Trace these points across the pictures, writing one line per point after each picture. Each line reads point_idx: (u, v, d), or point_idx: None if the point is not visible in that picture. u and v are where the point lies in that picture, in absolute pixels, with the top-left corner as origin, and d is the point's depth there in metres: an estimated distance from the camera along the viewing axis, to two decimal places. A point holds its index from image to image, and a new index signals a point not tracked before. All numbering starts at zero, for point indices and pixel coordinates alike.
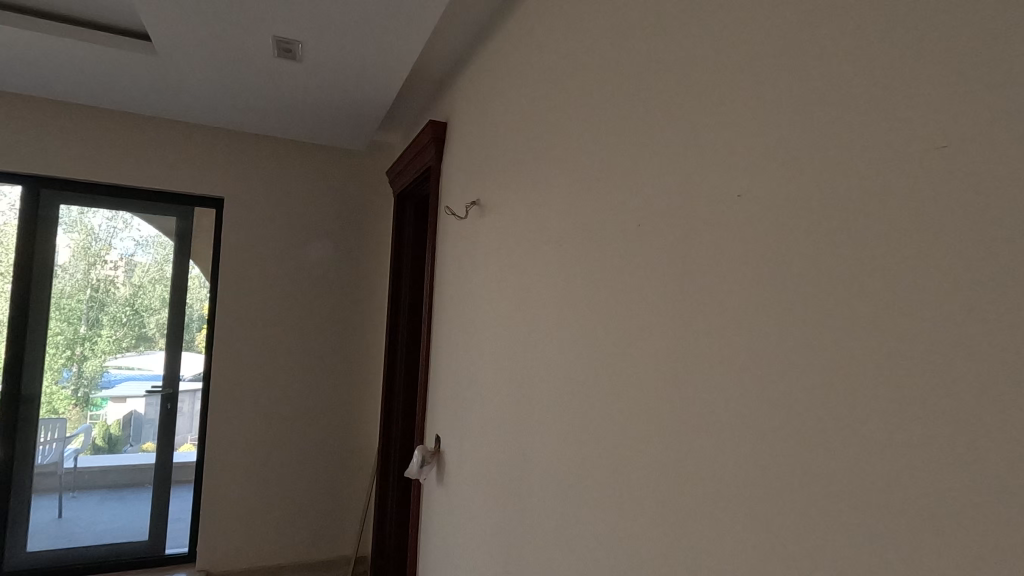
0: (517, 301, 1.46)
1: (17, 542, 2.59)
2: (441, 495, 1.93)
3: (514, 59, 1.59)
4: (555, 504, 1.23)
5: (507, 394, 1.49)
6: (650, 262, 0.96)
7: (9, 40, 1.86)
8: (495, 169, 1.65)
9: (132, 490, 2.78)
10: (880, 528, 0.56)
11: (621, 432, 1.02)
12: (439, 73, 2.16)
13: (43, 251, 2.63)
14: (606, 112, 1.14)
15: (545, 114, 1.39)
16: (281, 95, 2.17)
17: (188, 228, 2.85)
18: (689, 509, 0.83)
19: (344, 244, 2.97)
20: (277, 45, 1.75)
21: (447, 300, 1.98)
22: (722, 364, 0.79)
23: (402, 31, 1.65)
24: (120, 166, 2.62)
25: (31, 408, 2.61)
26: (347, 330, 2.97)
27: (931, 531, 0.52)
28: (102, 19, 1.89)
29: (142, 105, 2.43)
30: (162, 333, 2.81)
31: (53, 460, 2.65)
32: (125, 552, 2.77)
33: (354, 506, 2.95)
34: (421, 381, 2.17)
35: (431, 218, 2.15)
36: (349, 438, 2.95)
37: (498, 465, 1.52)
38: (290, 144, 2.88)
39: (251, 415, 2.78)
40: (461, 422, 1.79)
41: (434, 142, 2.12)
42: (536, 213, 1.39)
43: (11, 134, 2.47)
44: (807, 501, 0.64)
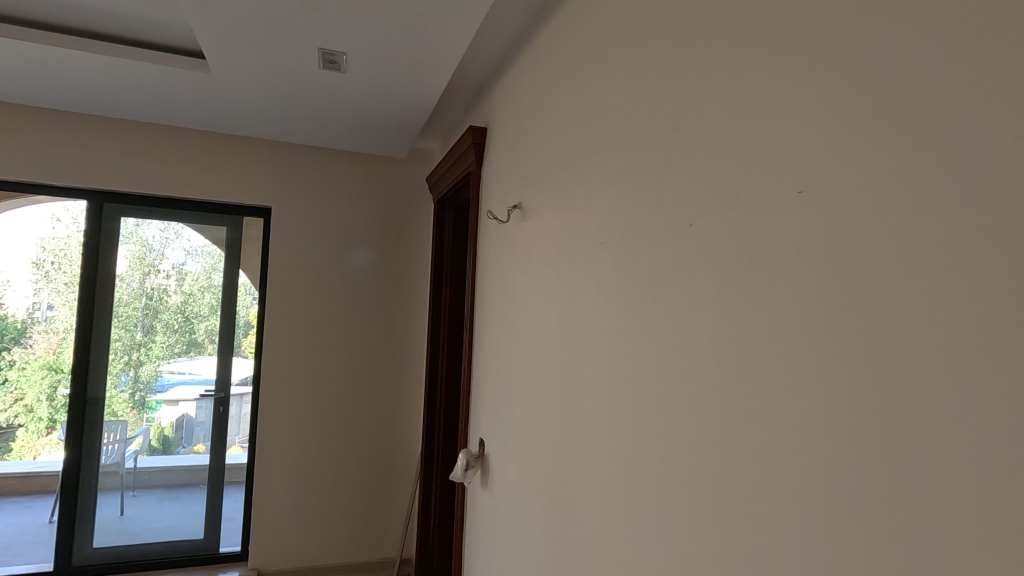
0: (561, 305, 1.46)
1: (84, 539, 2.72)
2: (486, 500, 1.93)
3: (553, 63, 1.59)
4: (602, 511, 1.21)
5: (552, 397, 1.48)
6: (699, 263, 0.93)
7: (74, 62, 1.96)
8: (536, 173, 1.65)
9: (187, 490, 2.89)
10: (944, 533, 0.53)
11: (668, 435, 0.99)
12: (478, 79, 2.18)
13: (103, 261, 2.78)
14: (649, 112, 1.12)
15: (586, 117, 1.39)
16: (323, 105, 2.22)
17: (236, 237, 2.96)
18: (740, 513, 0.81)
19: (385, 250, 3.02)
20: (322, 57, 1.80)
21: (490, 304, 1.99)
22: (774, 368, 0.76)
23: (441, 40, 1.67)
24: (173, 179, 2.74)
25: (95, 411, 2.75)
26: (389, 335, 3.02)
27: (1001, 538, 0.49)
28: (159, 39, 1.98)
29: (193, 119, 2.53)
30: (211, 339, 2.92)
31: (116, 459, 2.78)
32: (181, 550, 2.87)
33: (398, 509, 2.99)
34: (464, 385, 2.18)
35: (471, 223, 2.16)
36: (393, 442, 3.00)
37: (545, 469, 1.51)
38: (332, 154, 2.95)
39: (298, 417, 2.85)
40: (506, 425, 1.79)
41: (474, 147, 2.13)
42: (579, 215, 1.38)
43: (75, 151, 2.61)
44: (864, 506, 0.62)
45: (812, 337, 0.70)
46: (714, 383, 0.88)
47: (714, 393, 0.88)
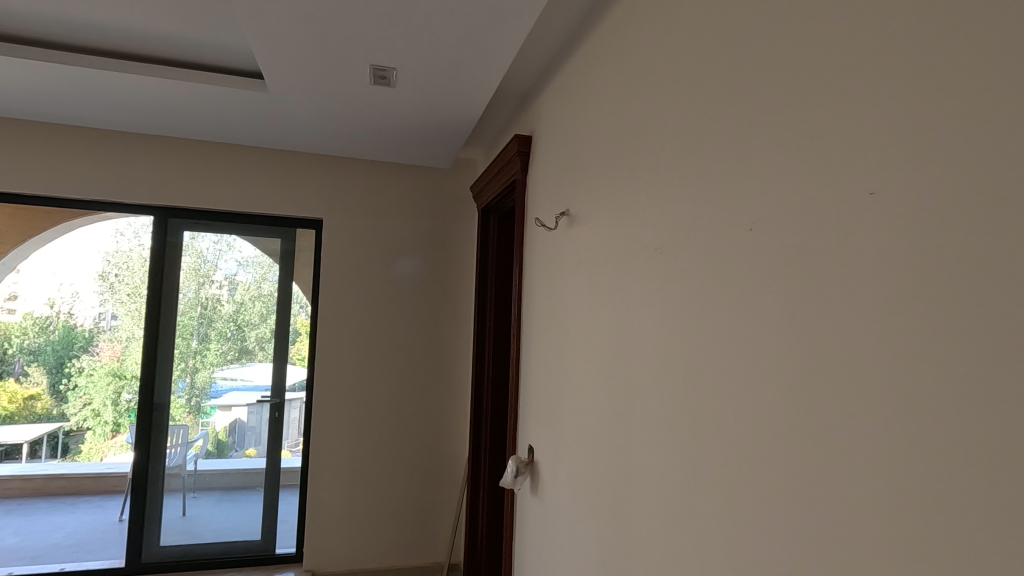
0: (612, 312, 1.45)
1: (151, 537, 2.86)
2: (536, 505, 1.93)
3: (602, 69, 1.59)
4: (659, 522, 1.19)
5: (605, 405, 1.48)
6: (759, 270, 0.91)
7: (142, 86, 2.08)
8: (585, 180, 1.65)
9: (244, 493, 3.00)
10: None
11: (728, 445, 0.97)
12: (523, 88, 2.20)
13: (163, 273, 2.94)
14: (702, 116, 1.10)
15: (636, 123, 1.38)
16: (371, 120, 2.29)
17: (290, 249, 3.07)
18: (805, 525, 0.79)
19: (431, 259, 3.08)
20: (373, 73, 1.86)
21: (537, 311, 1.99)
22: (843, 376, 0.73)
23: (487, 52, 1.70)
24: (228, 194, 2.86)
25: (162, 415, 2.90)
26: (436, 342, 3.06)
27: None
28: (219, 62, 2.08)
29: (247, 136, 2.64)
30: (262, 346, 3.03)
31: (178, 462, 2.92)
32: (240, 550, 2.98)
33: (447, 514, 3.02)
34: (511, 390, 2.20)
35: (517, 231, 2.19)
36: (440, 448, 3.03)
37: (596, 477, 1.51)
38: (379, 166, 3.03)
39: (349, 423, 2.93)
40: (555, 432, 1.79)
41: (519, 155, 2.15)
42: (631, 222, 1.37)
43: (139, 170, 2.76)
44: (949, 520, 0.59)
45: (887, 344, 0.67)
46: (778, 393, 0.85)
47: (778, 403, 0.85)
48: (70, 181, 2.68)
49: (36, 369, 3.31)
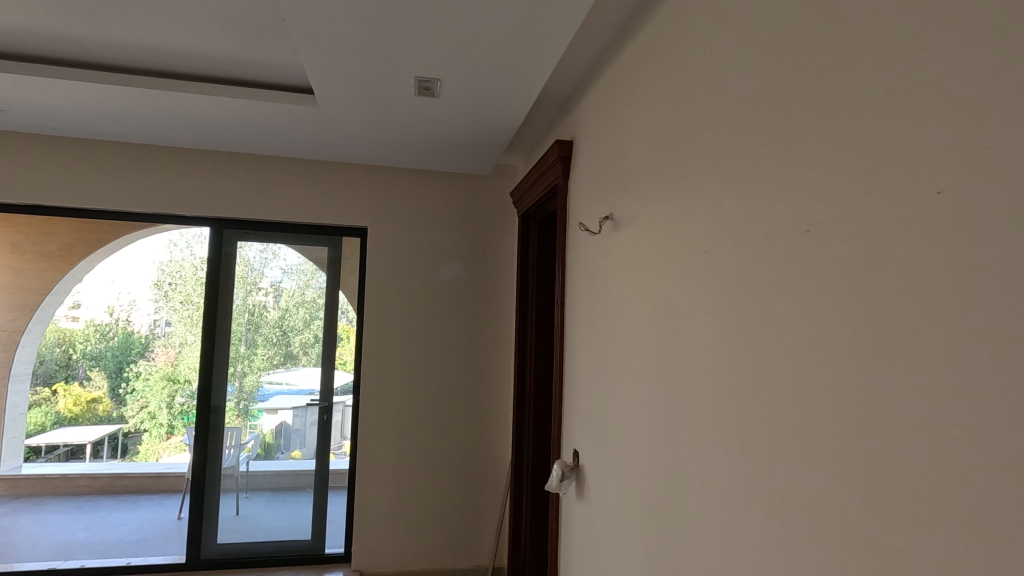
0: (659, 316, 1.44)
1: (210, 535, 2.99)
2: (581, 511, 1.93)
3: (645, 72, 1.59)
4: (713, 528, 1.16)
5: (653, 410, 1.46)
6: (815, 272, 0.89)
7: (199, 104, 2.19)
8: (629, 184, 1.65)
9: (293, 494, 3.09)
10: None
11: (787, 451, 0.94)
12: (564, 92, 2.21)
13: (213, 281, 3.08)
14: (753, 115, 1.08)
15: (683, 124, 1.36)
16: (412, 130, 2.35)
17: (337, 256, 3.17)
18: (872, 535, 0.76)
19: (473, 264, 3.12)
20: (418, 84, 1.90)
21: (580, 316, 2.01)
22: (911, 381, 0.70)
23: (527, 60, 1.72)
24: (277, 205, 2.97)
25: (218, 418, 3.03)
26: (478, 346, 3.10)
27: None
28: (269, 78, 2.17)
29: (294, 148, 2.74)
30: (306, 351, 3.13)
31: (232, 463, 3.03)
32: (292, 549, 3.07)
33: (491, 518, 3.04)
34: (555, 395, 2.21)
35: (559, 236, 2.20)
36: (484, 452, 3.06)
37: (644, 482, 1.50)
38: (421, 174, 3.10)
39: (394, 426, 2.99)
40: (601, 437, 1.79)
41: (560, 161, 2.17)
42: (678, 225, 1.36)
43: (194, 184, 2.90)
44: None
45: (960, 349, 0.64)
46: (841, 400, 0.83)
47: (841, 410, 0.82)
48: (131, 196, 2.84)
49: (97, 373, 4.42)
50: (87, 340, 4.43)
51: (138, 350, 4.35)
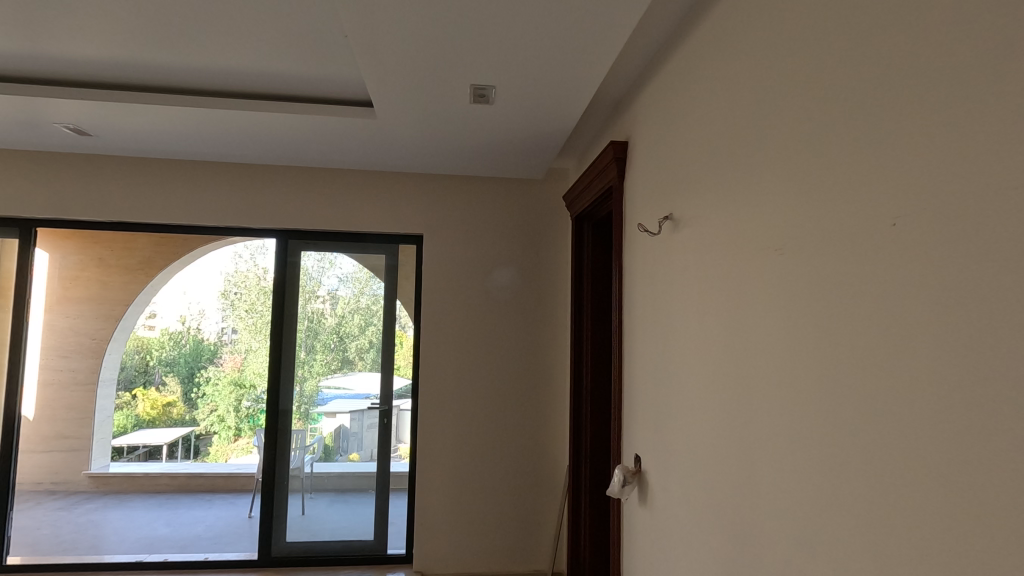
0: (724, 317, 1.40)
1: (279, 532, 3.11)
2: (645, 517, 1.90)
3: (703, 69, 1.55)
4: (788, 538, 1.11)
5: (718, 413, 1.42)
6: (898, 268, 0.84)
7: (264, 121, 2.30)
8: (689, 183, 1.61)
9: (355, 495, 3.18)
10: None
11: (869, 460, 0.89)
12: (618, 93, 2.18)
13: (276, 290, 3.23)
14: (823, 104, 1.03)
15: (745, 120, 1.32)
16: (463, 137, 2.39)
17: (394, 264, 3.25)
18: (974, 552, 0.70)
19: (527, 268, 3.13)
20: (472, 92, 1.93)
21: (639, 318, 1.98)
22: (1018, 384, 0.65)
23: (580, 62, 1.72)
24: (336, 216, 3.08)
25: (284, 420, 3.15)
26: (533, 350, 3.11)
27: None
28: (329, 94, 2.25)
29: (351, 159, 2.83)
30: (362, 356, 3.22)
31: (297, 464, 3.15)
32: (357, 549, 3.16)
33: (549, 521, 3.04)
34: (615, 399, 2.18)
35: (616, 238, 2.17)
36: (541, 455, 3.06)
37: (711, 488, 1.46)
38: (474, 181, 3.14)
39: (451, 429, 3.03)
40: (664, 442, 1.75)
41: (615, 162, 2.14)
42: (743, 222, 1.32)
43: (259, 198, 3.05)
44: None
45: None
46: (932, 406, 0.77)
47: (932, 416, 0.77)
48: (204, 211, 3.02)
49: (172, 379, 4.67)
50: (162, 347, 4.68)
51: (208, 356, 4.57)
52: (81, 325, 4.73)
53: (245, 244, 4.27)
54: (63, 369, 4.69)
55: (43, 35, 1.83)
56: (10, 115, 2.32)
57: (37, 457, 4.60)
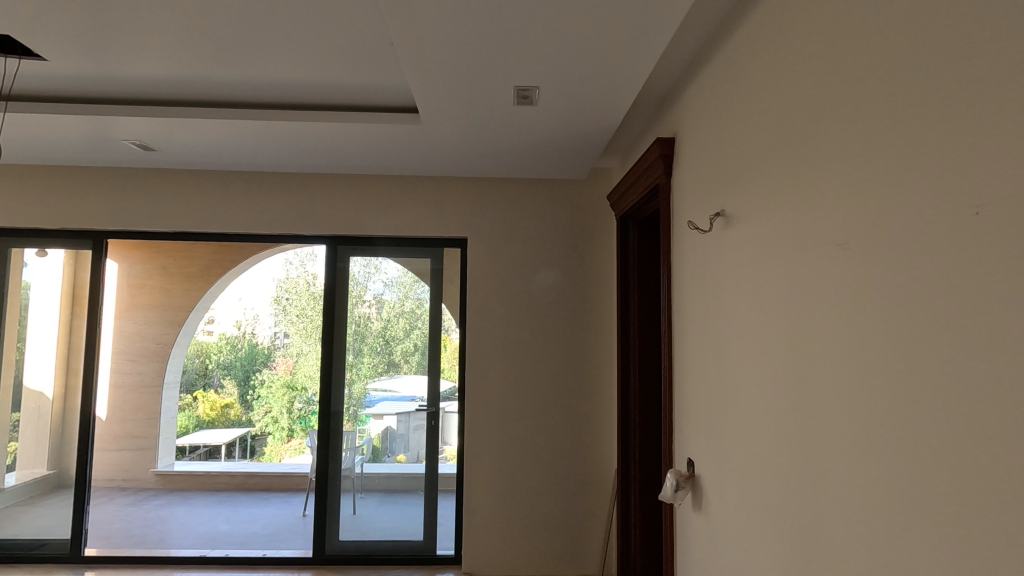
0: (781, 316, 1.34)
1: (332, 531, 3.19)
2: (700, 522, 1.84)
3: (752, 61, 1.50)
4: (857, 547, 1.05)
5: (776, 416, 1.36)
6: (978, 263, 0.78)
7: (313, 130, 2.37)
8: (741, 178, 1.56)
9: (404, 495, 3.23)
10: None
11: (949, 467, 0.83)
12: (663, 90, 2.14)
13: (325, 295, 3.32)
14: (887, 89, 0.98)
15: (800, 112, 1.27)
16: (506, 140, 2.40)
17: (439, 267, 3.28)
18: None
19: (572, 269, 3.11)
20: (516, 94, 1.93)
21: (689, 318, 1.93)
22: None
23: (624, 60, 1.69)
24: (382, 221, 3.14)
25: (335, 422, 3.23)
26: (579, 352, 3.08)
27: None
28: (374, 102, 2.30)
29: (396, 165, 2.88)
30: (407, 359, 3.27)
31: (348, 465, 3.22)
32: (407, 548, 3.20)
33: (598, 526, 2.99)
34: (665, 401, 2.13)
35: (663, 237, 2.13)
36: (588, 458, 3.03)
37: (770, 494, 1.40)
38: (517, 183, 3.14)
39: (497, 431, 3.04)
40: (718, 446, 1.70)
41: (661, 159, 2.09)
42: (801, 216, 1.26)
43: (308, 206, 3.15)
44: None
45: None
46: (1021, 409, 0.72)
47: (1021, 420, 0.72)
48: (258, 220, 3.13)
49: (229, 382, 4.82)
50: (220, 352, 4.87)
51: (261, 360, 4.72)
52: (147, 330, 5.02)
53: (293, 251, 4.46)
54: (131, 372, 5.01)
55: (111, 57, 1.95)
56: (82, 133, 2.47)
57: (110, 455, 4.89)
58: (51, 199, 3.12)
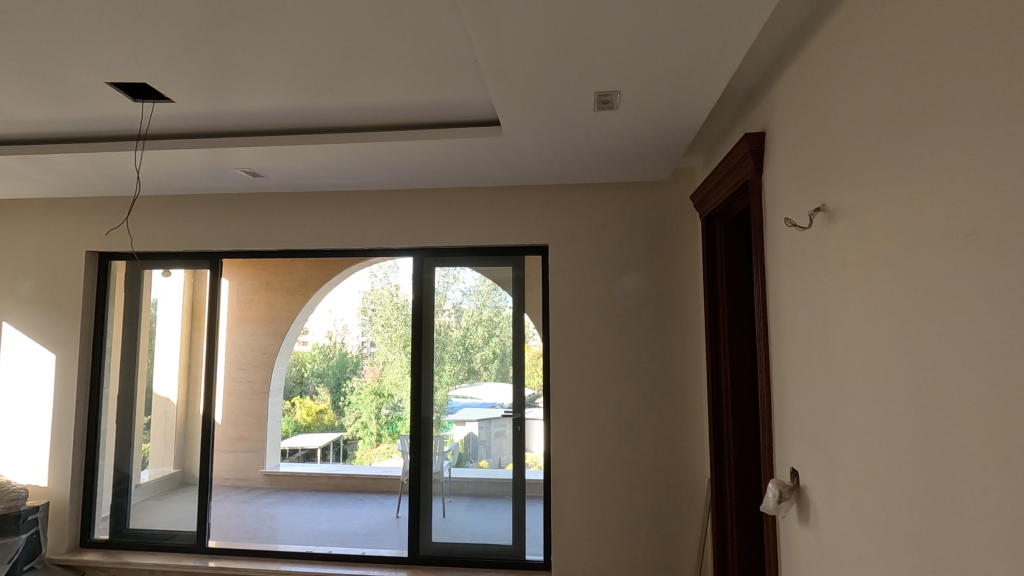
0: (894, 317, 1.25)
1: (426, 532, 3.30)
2: (807, 537, 1.73)
3: (848, 49, 1.42)
4: (998, 568, 0.96)
5: (890, 421, 1.27)
6: None
7: (399, 148, 2.50)
8: (843, 171, 1.47)
9: (491, 501, 3.28)
10: None
11: None
12: (750, 84, 2.06)
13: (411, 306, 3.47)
14: (1014, 67, 0.90)
15: (908, 98, 1.19)
16: (585, 146, 2.41)
17: (521, 275, 3.33)
18: None
19: (655, 273, 3.05)
20: (597, 100, 1.94)
21: (787, 320, 1.84)
22: None
23: (709, 57, 1.65)
24: (465, 233, 3.24)
25: (422, 428, 3.36)
26: (669, 358, 3.00)
27: None
28: (457, 118, 2.39)
29: (477, 177, 2.96)
30: (486, 366, 3.33)
31: (438, 469, 3.33)
32: (497, 553, 3.24)
33: (692, 537, 2.90)
34: (763, 409, 2.03)
35: (755, 236, 2.04)
36: (677, 467, 2.94)
37: (886, 506, 1.30)
38: (596, 188, 3.13)
39: (582, 437, 3.03)
40: (825, 455, 1.59)
41: (751, 155, 2.01)
42: (914, 206, 1.17)
43: (396, 221, 3.31)
44: None
45: None
46: None
47: None
48: (350, 236, 3.34)
49: (322, 389, 5.25)
50: (314, 360, 5.35)
51: (351, 368, 5.08)
52: (254, 341, 5.43)
53: (376, 261, 4.75)
54: (241, 380, 5.43)
55: (227, 94, 2.17)
56: (201, 165, 2.75)
57: (226, 457, 5.33)
58: (176, 225, 3.49)
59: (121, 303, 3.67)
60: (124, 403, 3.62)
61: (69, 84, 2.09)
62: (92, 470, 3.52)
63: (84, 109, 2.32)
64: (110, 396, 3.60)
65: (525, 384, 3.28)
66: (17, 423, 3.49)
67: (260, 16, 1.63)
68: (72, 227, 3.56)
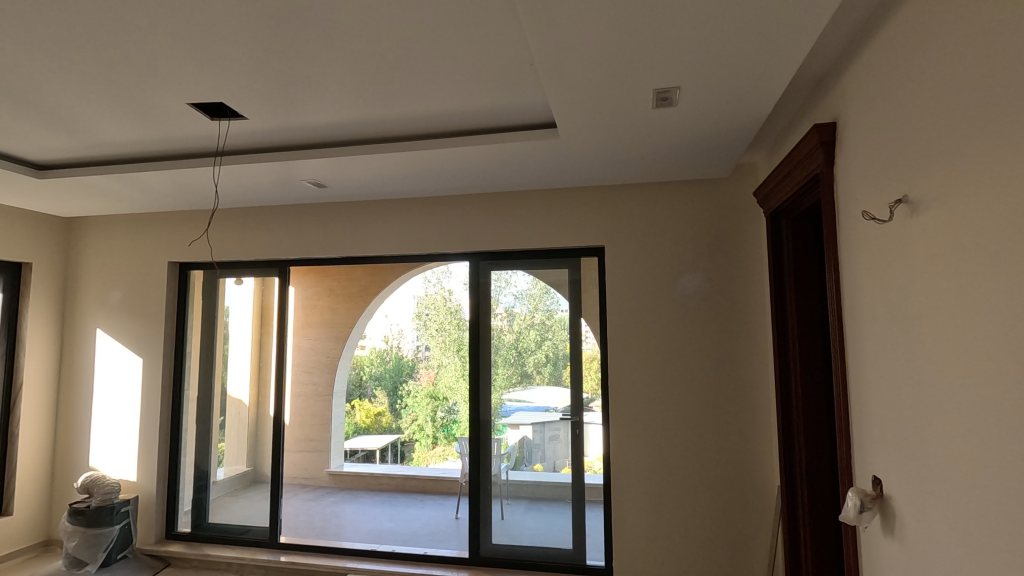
0: (988, 315, 1.15)
1: (485, 534, 3.33)
2: (893, 549, 1.62)
3: (927, 30, 1.33)
4: None
5: (986, 427, 1.17)
6: None
7: (454, 154, 2.54)
8: (926, 159, 1.38)
9: (549, 505, 3.26)
10: None
11: None
12: (819, 73, 1.97)
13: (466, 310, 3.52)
14: None
15: (998, 79, 1.10)
16: (642, 145, 2.38)
17: (578, 276, 3.30)
18: None
19: (715, 272, 2.97)
20: (656, 97, 1.91)
21: (866, 318, 1.74)
22: None
23: (773, 47, 1.59)
24: (520, 236, 3.26)
25: (479, 430, 3.39)
26: (731, 359, 2.91)
27: None
28: (511, 122, 2.40)
29: (532, 180, 2.97)
30: (540, 370, 3.32)
31: (496, 472, 3.35)
32: (557, 556, 3.22)
33: (762, 545, 2.78)
34: (839, 414, 1.93)
35: (827, 232, 1.95)
36: (744, 472, 2.84)
37: (982, 517, 1.20)
38: (653, 187, 3.08)
39: (643, 441, 2.97)
40: (912, 462, 1.49)
41: (820, 146, 1.92)
42: (1008, 192, 1.08)
43: (453, 226, 3.36)
44: None
45: None
46: None
47: None
48: (409, 242, 3.42)
49: (380, 392, 5.82)
50: (371, 363, 5.87)
51: (407, 371, 5.83)
52: (319, 345, 5.60)
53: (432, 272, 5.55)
54: (307, 382, 5.58)
55: (294, 109, 2.28)
56: (269, 177, 2.90)
57: (292, 456, 5.47)
58: (249, 236, 3.69)
59: (199, 310, 3.91)
60: (202, 405, 3.85)
61: (155, 106, 2.25)
62: (174, 467, 3.76)
63: (168, 129, 2.49)
64: (190, 397, 3.84)
65: (581, 387, 3.25)
66: (110, 422, 3.78)
67: (325, 32, 1.70)
68: (157, 240, 3.83)
